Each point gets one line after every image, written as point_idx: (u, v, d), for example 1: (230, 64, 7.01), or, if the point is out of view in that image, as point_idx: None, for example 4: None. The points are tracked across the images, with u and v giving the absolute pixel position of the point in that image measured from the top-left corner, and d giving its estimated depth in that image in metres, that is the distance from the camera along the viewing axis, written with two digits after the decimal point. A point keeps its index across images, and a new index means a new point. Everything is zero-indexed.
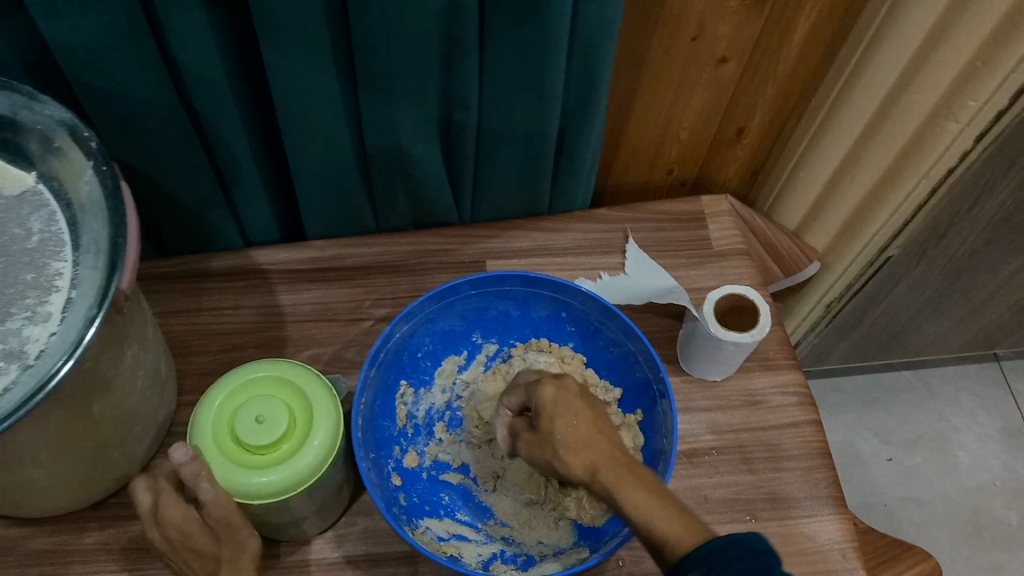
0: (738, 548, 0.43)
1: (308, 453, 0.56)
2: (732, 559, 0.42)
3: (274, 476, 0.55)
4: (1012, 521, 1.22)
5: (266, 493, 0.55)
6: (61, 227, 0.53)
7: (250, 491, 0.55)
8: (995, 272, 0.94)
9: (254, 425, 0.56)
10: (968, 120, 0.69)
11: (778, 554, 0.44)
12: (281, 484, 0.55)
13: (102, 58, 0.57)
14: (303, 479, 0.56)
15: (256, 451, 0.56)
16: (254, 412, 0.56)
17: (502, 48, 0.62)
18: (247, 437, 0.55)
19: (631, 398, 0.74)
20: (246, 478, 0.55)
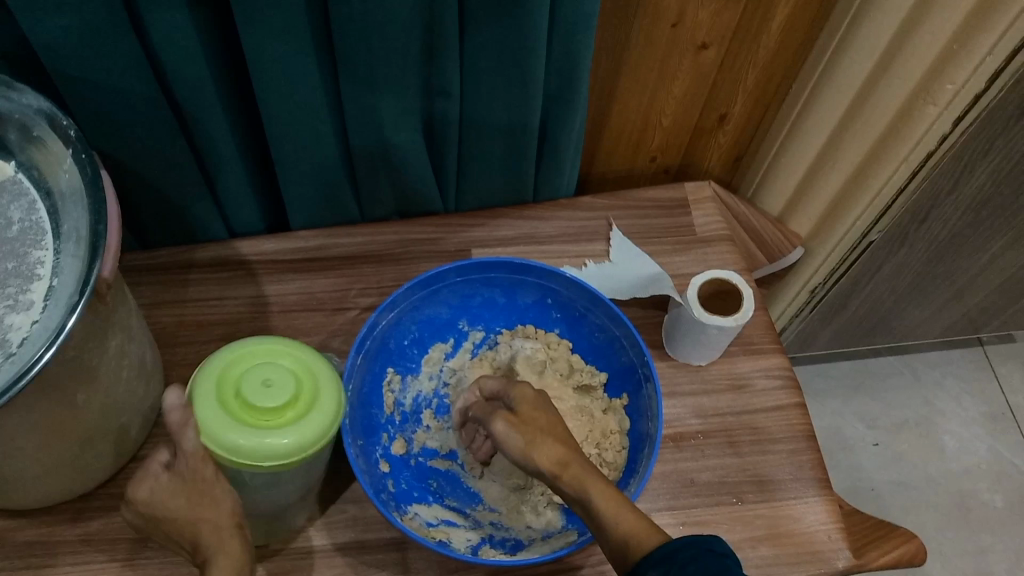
0: (693, 549, 0.45)
1: (300, 429, 0.53)
2: (685, 560, 0.45)
3: (257, 439, 0.52)
4: (997, 504, 1.24)
5: (242, 455, 0.52)
6: (42, 216, 0.53)
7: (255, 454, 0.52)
8: (977, 255, 0.95)
9: (261, 387, 0.53)
10: (946, 103, 0.70)
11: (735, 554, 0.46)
12: (259, 445, 0.52)
13: (81, 49, 0.57)
14: (287, 456, 0.53)
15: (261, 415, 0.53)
16: (262, 376, 0.54)
17: (483, 36, 0.62)
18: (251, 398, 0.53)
19: (617, 384, 0.74)
20: (239, 437, 0.52)
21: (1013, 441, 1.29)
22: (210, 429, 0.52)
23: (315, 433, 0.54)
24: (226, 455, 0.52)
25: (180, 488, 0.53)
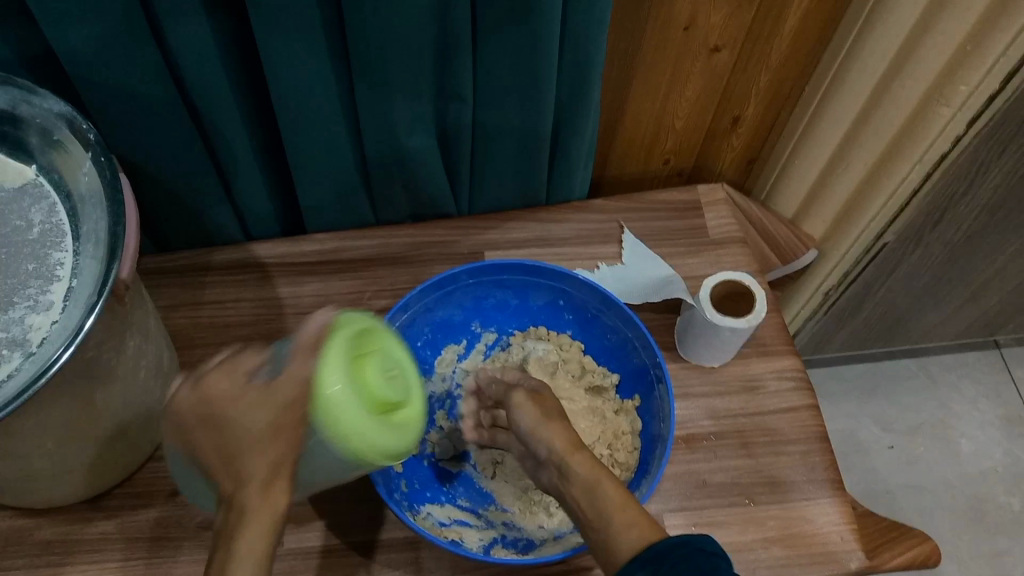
0: (683, 549, 0.45)
1: (378, 437, 0.48)
2: (675, 559, 0.44)
3: (351, 401, 0.46)
4: (1015, 507, 1.23)
5: (336, 417, 0.46)
6: (62, 218, 0.54)
7: (349, 428, 0.46)
8: (992, 257, 0.95)
9: (381, 378, 0.49)
10: (960, 104, 0.70)
11: (727, 554, 0.45)
12: (350, 415, 0.46)
13: (100, 55, 0.58)
14: (366, 449, 0.47)
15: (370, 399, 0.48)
16: (382, 370, 0.50)
17: (496, 40, 0.63)
18: (372, 381, 0.49)
19: (629, 385, 0.75)
20: (350, 399, 0.46)
21: None
22: (330, 377, 0.46)
23: (375, 455, 0.48)
24: (323, 408, 0.46)
25: (250, 409, 0.46)
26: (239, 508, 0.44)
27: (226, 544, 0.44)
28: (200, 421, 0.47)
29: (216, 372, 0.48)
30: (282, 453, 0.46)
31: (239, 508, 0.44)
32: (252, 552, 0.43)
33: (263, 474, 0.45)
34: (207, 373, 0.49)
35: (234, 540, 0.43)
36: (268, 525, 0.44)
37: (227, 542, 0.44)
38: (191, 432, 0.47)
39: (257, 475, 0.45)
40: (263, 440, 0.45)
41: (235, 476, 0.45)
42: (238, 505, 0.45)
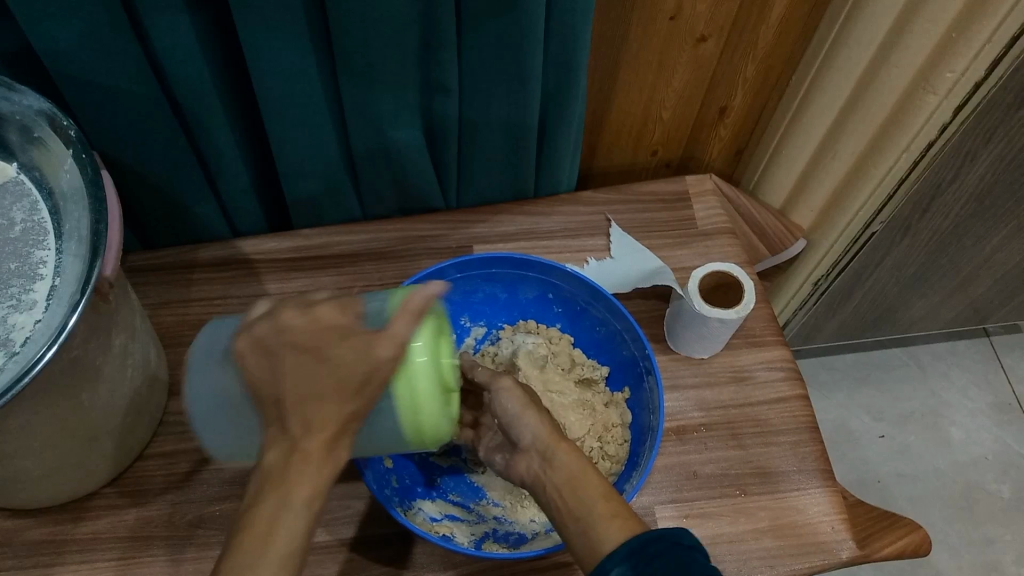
0: (660, 543, 0.45)
1: (441, 422, 0.51)
2: (653, 554, 0.44)
3: (433, 382, 0.49)
4: (1005, 494, 1.23)
5: (416, 395, 0.49)
6: (44, 216, 0.53)
7: (423, 407, 0.49)
8: (980, 244, 0.95)
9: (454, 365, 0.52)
10: (946, 92, 0.70)
11: (704, 548, 0.45)
12: (427, 397, 0.49)
13: (81, 51, 0.57)
14: (427, 429, 0.51)
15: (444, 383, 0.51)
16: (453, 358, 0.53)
17: (481, 33, 0.62)
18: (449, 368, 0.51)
19: (619, 376, 0.75)
20: (432, 381, 0.49)
21: (1019, 431, 1.28)
22: (421, 358, 0.49)
23: (431, 434, 0.51)
24: (409, 383, 0.48)
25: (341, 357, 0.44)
26: (301, 457, 0.43)
27: (279, 492, 0.43)
28: (300, 348, 0.46)
29: (329, 305, 0.48)
30: (355, 410, 0.45)
31: (301, 455, 0.44)
32: (297, 506, 0.43)
33: (331, 427, 0.44)
34: (311, 304, 0.49)
35: (284, 490, 0.43)
36: (322, 481, 0.44)
37: (280, 490, 0.43)
38: (275, 356, 0.46)
39: (328, 427, 0.44)
40: (349, 394, 0.45)
41: (303, 423, 0.44)
42: (300, 451, 0.44)
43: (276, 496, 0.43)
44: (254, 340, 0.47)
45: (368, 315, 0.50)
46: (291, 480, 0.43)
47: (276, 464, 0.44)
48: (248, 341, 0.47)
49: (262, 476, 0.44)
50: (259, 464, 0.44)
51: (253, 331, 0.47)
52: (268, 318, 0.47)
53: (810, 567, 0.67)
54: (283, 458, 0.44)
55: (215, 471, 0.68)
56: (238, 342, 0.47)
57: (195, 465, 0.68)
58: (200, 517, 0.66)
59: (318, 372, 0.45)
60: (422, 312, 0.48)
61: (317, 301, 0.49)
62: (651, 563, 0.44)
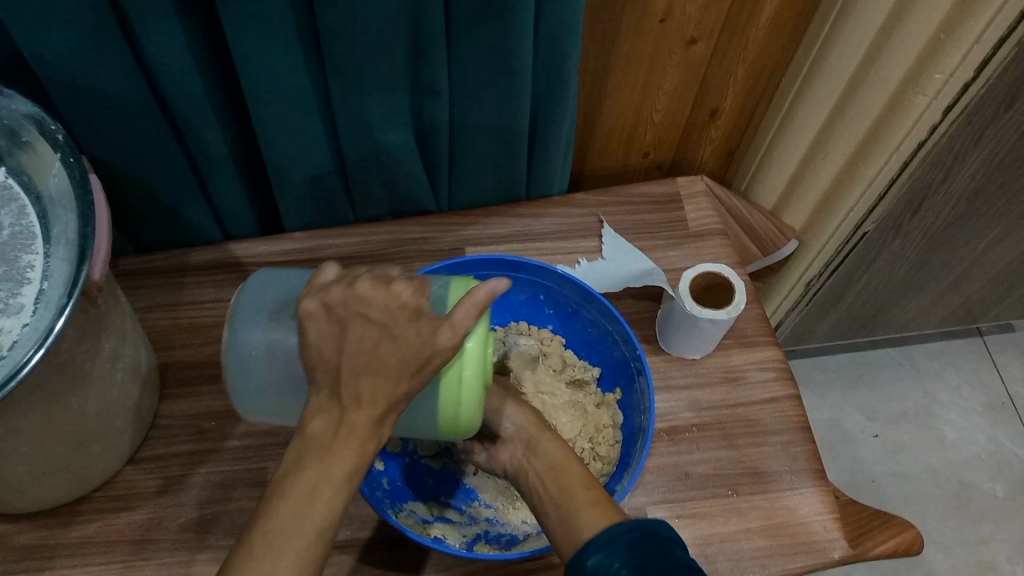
0: (636, 533, 0.48)
1: (476, 417, 0.53)
2: (630, 540, 0.48)
3: (477, 377, 0.52)
4: (999, 494, 1.23)
5: (460, 387, 0.51)
6: (32, 220, 0.53)
7: (465, 400, 0.52)
8: (971, 244, 0.95)
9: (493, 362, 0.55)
10: (935, 93, 0.70)
11: (678, 537, 0.49)
12: (470, 390, 0.52)
13: (70, 55, 0.57)
14: (464, 424, 0.53)
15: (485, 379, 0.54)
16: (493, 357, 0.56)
17: (470, 36, 0.63)
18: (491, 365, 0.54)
19: (610, 377, 0.76)
20: (477, 375, 0.52)
21: (1013, 430, 1.29)
22: (471, 352, 0.51)
23: (468, 428, 0.54)
24: (455, 374, 0.51)
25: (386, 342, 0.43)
26: (347, 430, 0.43)
27: (322, 463, 0.42)
28: (370, 322, 0.45)
29: (406, 282, 0.47)
30: (407, 391, 0.44)
31: (347, 428, 0.43)
32: (334, 483, 0.42)
33: (382, 405, 0.43)
34: (388, 279, 0.47)
35: (320, 466, 0.42)
36: (363, 457, 0.43)
37: (321, 462, 0.42)
38: (343, 325, 0.45)
39: (378, 404, 0.43)
40: (405, 377, 0.44)
41: (352, 396, 0.43)
42: (349, 423, 0.43)
43: (313, 472, 0.42)
44: (325, 304, 0.46)
45: (434, 298, 0.52)
46: (327, 457, 0.42)
47: (320, 434, 0.43)
48: (317, 303, 0.46)
49: (303, 444, 0.43)
50: (300, 431, 0.44)
51: (323, 294, 0.46)
52: (341, 285, 0.47)
53: (802, 567, 0.67)
54: (328, 428, 0.43)
55: (207, 475, 0.68)
56: (305, 304, 0.46)
57: (186, 469, 0.68)
58: (191, 521, 0.66)
59: (382, 350, 0.44)
60: (482, 308, 0.46)
61: (395, 277, 0.48)
62: (625, 549, 0.47)
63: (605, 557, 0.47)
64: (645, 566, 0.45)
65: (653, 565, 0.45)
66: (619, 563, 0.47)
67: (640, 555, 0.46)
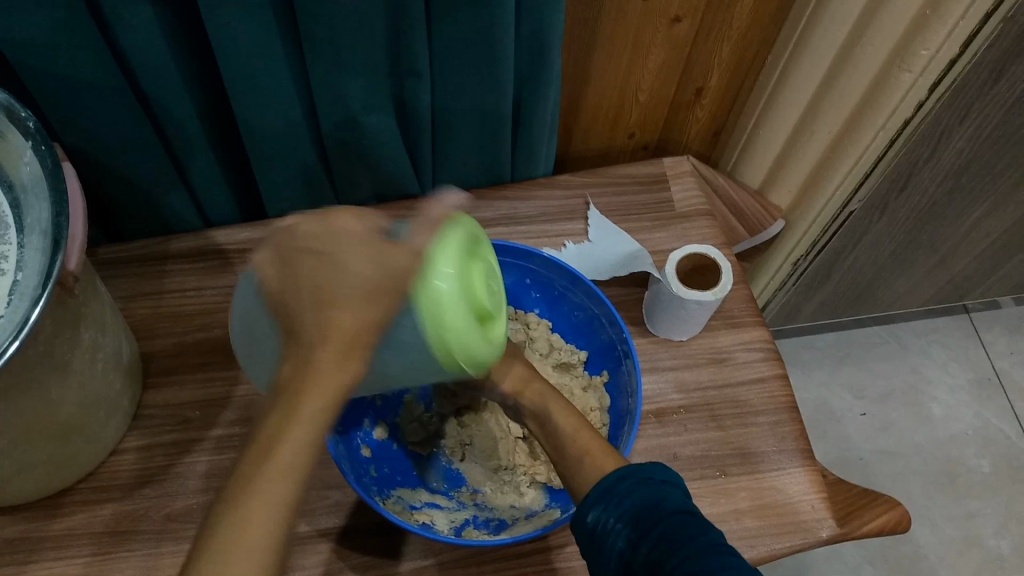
0: (631, 480, 0.48)
1: (470, 343, 0.47)
2: (625, 490, 0.48)
3: (450, 301, 0.46)
4: (985, 470, 1.24)
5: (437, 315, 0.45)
6: (4, 211, 0.52)
7: (447, 326, 0.46)
8: (958, 221, 0.95)
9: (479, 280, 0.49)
10: (922, 69, 0.69)
11: (669, 478, 0.49)
12: (447, 312, 0.46)
13: (39, 38, 0.56)
14: (457, 354, 0.47)
15: (471, 301, 0.48)
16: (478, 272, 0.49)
17: (451, 16, 0.61)
18: (474, 285, 0.48)
19: (597, 360, 0.75)
20: (450, 299, 0.46)
21: (999, 407, 1.30)
22: (438, 275, 0.46)
23: (465, 359, 0.47)
24: (427, 302, 0.45)
25: None
26: None
27: (313, 406, 0.42)
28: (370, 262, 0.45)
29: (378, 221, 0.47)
30: None
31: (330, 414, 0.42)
32: None
33: None
34: (336, 213, 0.47)
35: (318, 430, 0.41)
36: None
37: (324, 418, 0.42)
38: (292, 268, 0.45)
39: None
40: None
41: None
42: None
43: (308, 420, 0.41)
44: (275, 251, 0.46)
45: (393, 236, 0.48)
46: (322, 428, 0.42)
47: (321, 388, 0.42)
48: (268, 253, 0.46)
49: (302, 396, 0.42)
50: (300, 382, 0.43)
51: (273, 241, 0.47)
52: (291, 226, 0.47)
53: (791, 546, 0.67)
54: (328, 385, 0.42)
55: (191, 464, 0.67)
56: (256, 256, 0.47)
57: (171, 459, 0.67)
58: (177, 510, 0.65)
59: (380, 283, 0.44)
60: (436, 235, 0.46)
61: (341, 211, 0.47)
62: (620, 502, 0.47)
63: (602, 512, 0.47)
64: (636, 520, 0.46)
65: (649, 520, 0.45)
66: (615, 517, 0.47)
67: (636, 507, 0.46)
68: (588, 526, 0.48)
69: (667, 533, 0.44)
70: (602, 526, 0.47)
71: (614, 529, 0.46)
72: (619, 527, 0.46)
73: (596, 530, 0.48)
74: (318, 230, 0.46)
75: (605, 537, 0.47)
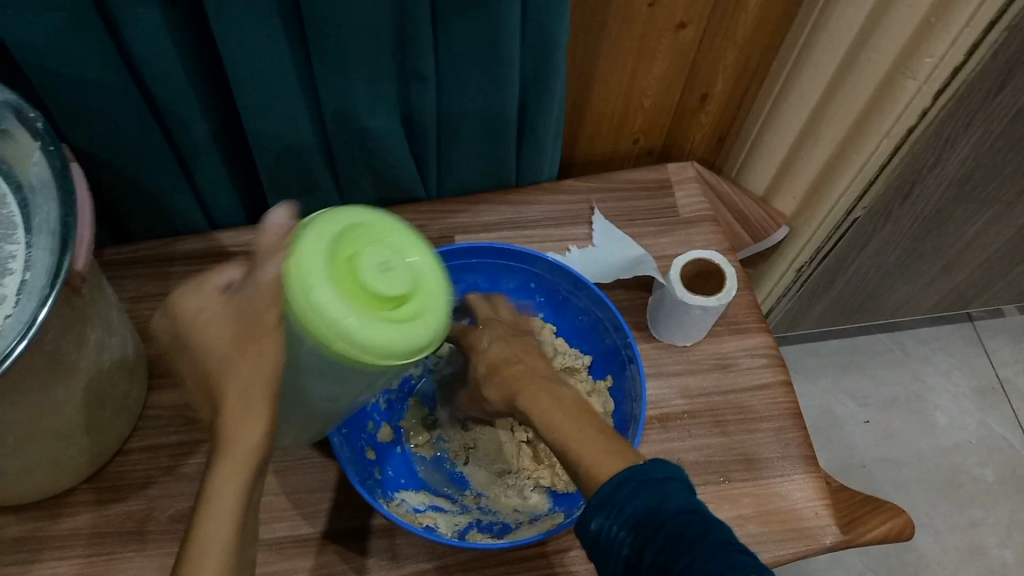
0: (631, 484, 0.46)
1: (369, 337, 0.42)
2: (626, 495, 0.46)
3: (325, 301, 0.41)
4: (988, 479, 1.24)
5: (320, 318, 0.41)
6: (13, 210, 0.53)
7: (332, 327, 0.41)
8: (962, 229, 0.95)
9: (379, 269, 0.43)
10: (926, 77, 0.69)
11: (672, 475, 0.47)
12: (327, 313, 0.41)
13: (47, 40, 0.56)
14: (357, 352, 0.42)
15: (363, 293, 0.42)
16: (380, 258, 0.43)
17: (457, 21, 0.62)
18: (366, 274, 0.42)
19: (601, 365, 0.76)
20: (326, 296, 0.41)
21: (1003, 416, 1.30)
22: (306, 274, 0.42)
23: (371, 354, 0.42)
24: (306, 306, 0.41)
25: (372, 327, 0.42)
26: None
27: None
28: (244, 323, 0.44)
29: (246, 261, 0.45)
30: None
31: None
32: None
33: None
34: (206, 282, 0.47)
35: None
36: None
37: None
38: (181, 350, 0.47)
39: None
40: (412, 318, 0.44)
41: None
42: None
43: None
44: (167, 332, 0.48)
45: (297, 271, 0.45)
46: None
47: None
48: (163, 334, 0.48)
49: None
50: None
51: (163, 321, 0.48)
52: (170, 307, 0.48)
53: (794, 553, 0.67)
54: None
55: (195, 465, 0.67)
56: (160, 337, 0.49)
57: (175, 460, 0.68)
58: (181, 511, 0.65)
59: (264, 345, 0.43)
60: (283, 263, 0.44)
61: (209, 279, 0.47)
62: (622, 508, 0.46)
63: (604, 520, 0.46)
64: (638, 527, 0.44)
65: (650, 527, 0.44)
66: (618, 525, 0.45)
67: (637, 514, 0.45)
68: (593, 532, 0.47)
69: (666, 543, 0.43)
70: (606, 533, 0.46)
71: (618, 537, 0.45)
72: (622, 535, 0.45)
73: (601, 537, 0.46)
74: (185, 314, 0.46)
75: (610, 545, 0.46)
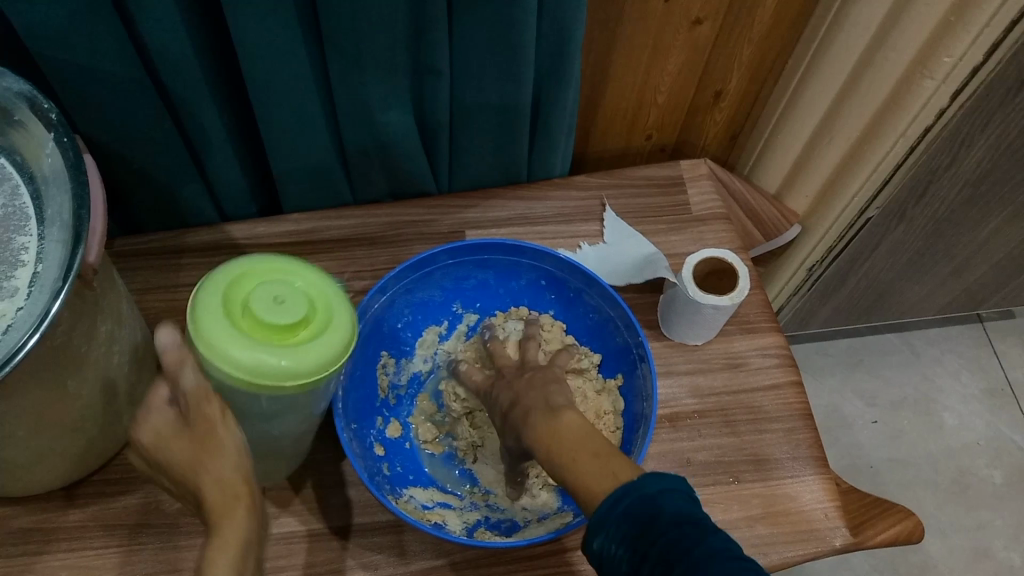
0: (625, 502, 0.45)
1: (284, 366, 0.45)
2: (621, 513, 0.44)
3: (232, 351, 0.45)
4: (996, 480, 1.24)
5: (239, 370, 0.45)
6: (26, 202, 0.52)
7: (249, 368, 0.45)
8: (974, 230, 0.94)
9: (274, 304, 0.46)
10: (944, 76, 0.69)
11: (669, 487, 0.45)
12: (240, 362, 0.45)
13: (60, 29, 0.56)
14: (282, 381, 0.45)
15: (267, 331, 0.45)
16: (273, 293, 0.46)
17: (472, 15, 0.61)
18: (261, 313, 0.45)
19: (612, 363, 0.75)
20: (234, 349, 0.45)
21: (1011, 417, 1.29)
22: (210, 333, 0.45)
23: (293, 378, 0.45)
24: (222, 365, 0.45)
25: None
26: None
27: None
28: (193, 431, 0.45)
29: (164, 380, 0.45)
30: None
31: None
32: None
33: None
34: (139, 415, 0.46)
35: None
36: None
37: None
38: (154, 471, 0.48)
39: None
40: None
41: None
42: None
43: None
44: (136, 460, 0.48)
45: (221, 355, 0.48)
46: None
47: None
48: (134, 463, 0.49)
49: None
50: None
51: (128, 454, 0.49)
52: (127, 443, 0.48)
53: (803, 554, 0.66)
54: None
55: None
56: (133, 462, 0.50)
57: None
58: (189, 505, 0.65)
59: (221, 441, 0.45)
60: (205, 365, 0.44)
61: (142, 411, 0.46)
62: (617, 528, 0.44)
63: (603, 540, 0.45)
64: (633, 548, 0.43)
65: (644, 549, 0.43)
66: (615, 545, 0.44)
67: (632, 535, 0.44)
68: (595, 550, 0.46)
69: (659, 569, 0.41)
70: (607, 552, 0.45)
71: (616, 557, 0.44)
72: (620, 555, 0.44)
73: (603, 555, 0.45)
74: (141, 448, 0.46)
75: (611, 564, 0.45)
